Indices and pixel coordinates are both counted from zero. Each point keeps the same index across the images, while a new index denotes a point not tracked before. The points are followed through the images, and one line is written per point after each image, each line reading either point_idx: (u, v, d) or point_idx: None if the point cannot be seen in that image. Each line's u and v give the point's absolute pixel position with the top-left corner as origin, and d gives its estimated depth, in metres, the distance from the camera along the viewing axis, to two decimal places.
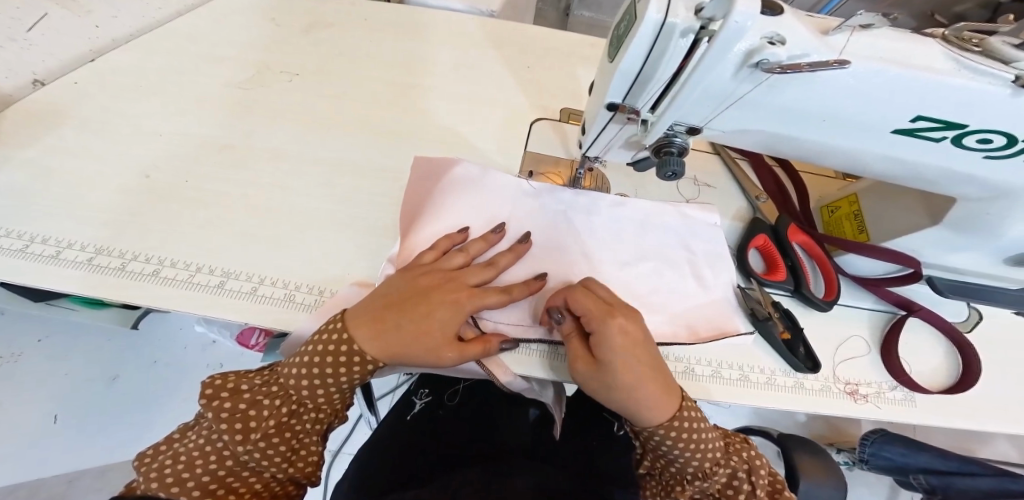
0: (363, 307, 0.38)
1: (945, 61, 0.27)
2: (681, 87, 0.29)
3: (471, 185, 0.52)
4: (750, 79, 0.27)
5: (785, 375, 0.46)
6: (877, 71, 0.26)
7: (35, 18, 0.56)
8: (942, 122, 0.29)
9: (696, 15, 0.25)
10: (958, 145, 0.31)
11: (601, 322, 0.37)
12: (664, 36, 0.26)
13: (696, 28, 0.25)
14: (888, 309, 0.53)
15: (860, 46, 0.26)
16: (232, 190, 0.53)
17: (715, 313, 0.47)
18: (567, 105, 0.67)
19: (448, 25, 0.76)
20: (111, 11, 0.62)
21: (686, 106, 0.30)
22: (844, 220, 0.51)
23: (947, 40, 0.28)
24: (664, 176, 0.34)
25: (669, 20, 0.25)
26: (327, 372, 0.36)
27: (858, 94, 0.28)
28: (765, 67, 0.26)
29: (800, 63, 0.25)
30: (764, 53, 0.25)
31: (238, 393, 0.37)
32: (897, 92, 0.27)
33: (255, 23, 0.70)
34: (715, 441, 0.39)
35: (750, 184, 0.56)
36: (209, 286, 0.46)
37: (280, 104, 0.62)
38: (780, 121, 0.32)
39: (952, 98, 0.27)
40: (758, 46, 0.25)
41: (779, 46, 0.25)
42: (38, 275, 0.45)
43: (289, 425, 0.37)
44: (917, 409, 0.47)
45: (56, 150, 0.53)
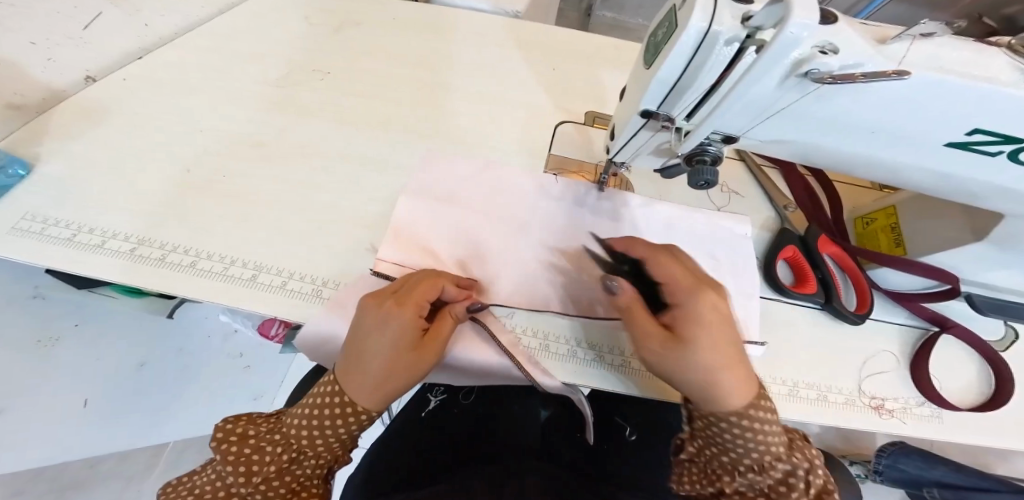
0: (351, 372, 0.35)
1: (1011, 73, 0.26)
2: (723, 96, 0.28)
3: (483, 180, 0.55)
4: (797, 89, 0.26)
5: (807, 387, 0.47)
6: (934, 82, 0.25)
7: (90, 17, 0.60)
8: (1000, 136, 0.28)
9: (743, 23, 0.24)
10: (1014, 160, 0.30)
11: (687, 296, 0.35)
12: (706, 44, 0.25)
13: (742, 37, 0.25)
14: (920, 325, 0.52)
15: (918, 56, 0.25)
16: (264, 186, 0.54)
17: (732, 326, 0.46)
18: (592, 107, 0.67)
19: (476, 26, 0.76)
20: (159, 10, 0.65)
21: (726, 114, 0.30)
22: (880, 232, 0.50)
23: (1011, 48, 0.27)
24: (696, 185, 0.34)
25: (713, 28, 0.24)
26: (326, 424, 0.36)
27: (913, 103, 0.27)
28: (814, 77, 0.24)
29: (853, 74, 0.24)
30: (814, 62, 0.24)
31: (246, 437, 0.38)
32: (952, 104, 0.26)
33: (291, 22, 0.72)
34: (778, 437, 0.34)
35: (777, 192, 0.55)
36: (241, 279, 0.47)
37: (313, 101, 0.63)
38: (823, 129, 0.31)
39: (1011, 112, 0.26)
40: (807, 56, 0.24)
41: (831, 55, 0.24)
42: (85, 263, 0.47)
43: (290, 469, 0.38)
44: (944, 425, 0.47)
45: (102, 143, 0.56)
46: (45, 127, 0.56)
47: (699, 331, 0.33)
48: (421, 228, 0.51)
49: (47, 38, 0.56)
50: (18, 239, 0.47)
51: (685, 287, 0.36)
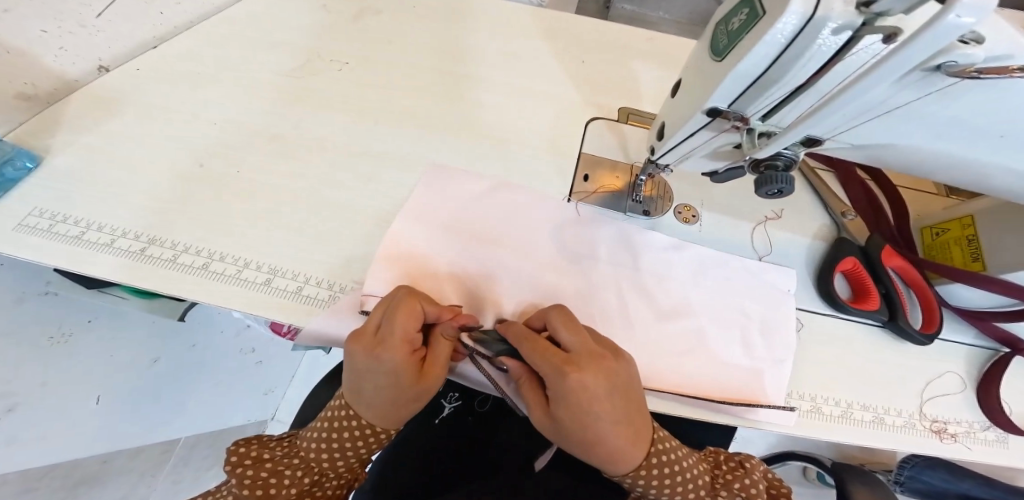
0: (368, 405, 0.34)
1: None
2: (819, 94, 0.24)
3: (517, 187, 0.52)
4: (920, 86, 0.22)
5: (863, 409, 0.43)
6: None
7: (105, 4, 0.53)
8: None
9: (861, 9, 0.20)
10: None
11: (554, 379, 0.33)
12: (808, 34, 0.21)
13: (855, 25, 0.21)
14: (989, 346, 0.47)
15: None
16: (279, 184, 0.51)
17: (774, 351, 0.44)
18: (624, 103, 0.63)
19: (500, 15, 0.72)
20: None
21: (820, 113, 0.25)
22: (952, 244, 0.45)
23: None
24: (766, 193, 0.31)
25: (821, 13, 0.20)
26: (347, 445, 0.35)
27: None
28: (951, 71, 0.20)
29: (1003, 68, 0.19)
30: (955, 54, 0.19)
31: (260, 459, 0.36)
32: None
33: (308, 10, 0.68)
34: (696, 480, 0.37)
35: (833, 198, 0.50)
36: (256, 283, 0.45)
37: (332, 93, 0.60)
38: (930, 130, 0.27)
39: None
40: (948, 46, 0.19)
41: (976, 45, 0.19)
42: (94, 262, 0.44)
43: (310, 492, 0.36)
44: (1009, 449, 0.44)
45: (114, 136, 0.53)
46: (57, 119, 0.53)
47: (566, 416, 0.33)
48: (452, 234, 0.48)
49: (59, 27, 0.49)
50: (25, 235, 0.45)
51: (557, 363, 0.33)
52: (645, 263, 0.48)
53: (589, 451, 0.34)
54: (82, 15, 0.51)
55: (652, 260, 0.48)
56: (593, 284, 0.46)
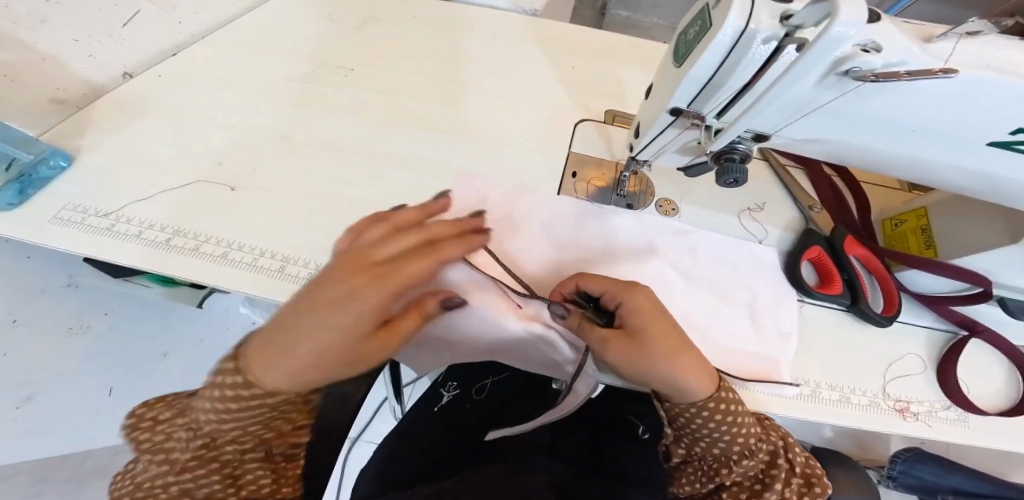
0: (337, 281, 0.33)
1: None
2: (755, 94, 0.28)
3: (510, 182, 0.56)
4: (837, 87, 0.26)
5: (830, 389, 0.47)
6: (989, 81, 0.24)
7: (129, 14, 0.61)
8: None
9: (783, 22, 0.24)
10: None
11: (627, 292, 0.37)
12: (743, 43, 0.25)
13: (781, 36, 0.25)
14: (948, 330, 0.51)
15: (963, 52, 0.24)
16: (290, 181, 0.56)
17: (746, 337, 0.47)
18: (611, 105, 0.67)
19: (497, 23, 0.77)
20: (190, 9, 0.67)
21: (755, 113, 0.30)
22: (909, 234, 0.49)
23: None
24: (725, 183, 0.35)
25: (751, 26, 0.24)
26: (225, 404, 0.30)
27: (956, 104, 0.26)
28: (855, 76, 0.24)
29: (895, 73, 0.23)
30: (856, 61, 0.23)
31: (157, 422, 0.33)
32: (994, 106, 0.25)
33: (315, 19, 0.73)
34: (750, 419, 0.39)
35: (802, 192, 0.54)
36: (270, 270, 0.49)
37: (338, 97, 0.64)
38: (860, 128, 0.31)
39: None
40: (850, 54, 0.23)
41: (875, 53, 0.23)
42: (121, 252, 0.49)
43: (212, 456, 0.33)
44: (969, 429, 0.47)
45: (137, 137, 0.58)
46: (85, 120, 0.58)
47: (646, 325, 0.36)
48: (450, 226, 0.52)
49: (89, 36, 0.57)
50: (59, 228, 0.49)
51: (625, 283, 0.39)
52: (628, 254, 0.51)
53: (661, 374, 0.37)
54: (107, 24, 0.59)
55: (633, 250, 0.52)
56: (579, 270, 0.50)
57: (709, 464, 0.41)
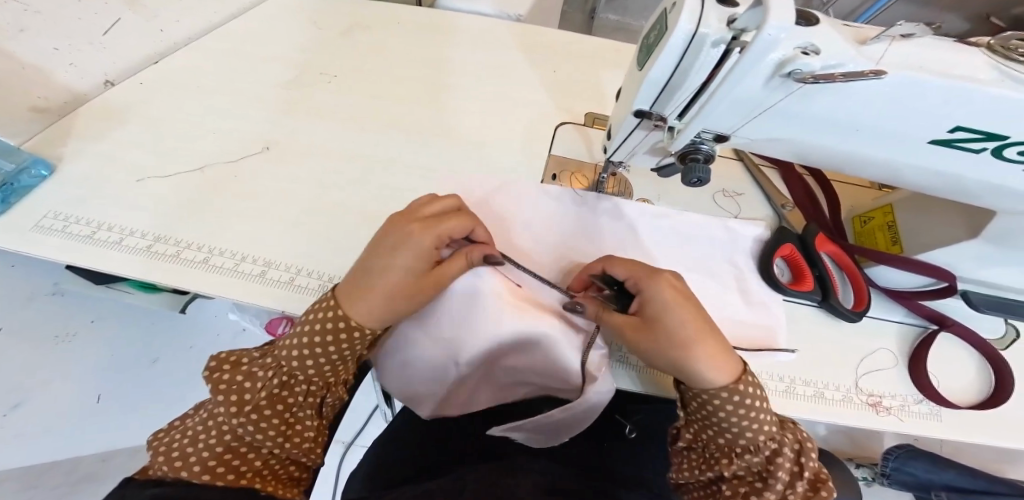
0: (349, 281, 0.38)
1: (988, 71, 0.26)
2: (709, 96, 0.30)
3: (490, 183, 0.56)
4: (783, 88, 0.27)
5: (805, 385, 0.47)
6: (916, 81, 0.26)
7: (110, 24, 0.60)
8: (981, 133, 0.28)
9: (729, 26, 0.26)
10: (998, 157, 0.30)
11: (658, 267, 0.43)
12: (695, 46, 0.27)
13: (727, 40, 0.26)
14: (919, 324, 0.52)
15: (895, 55, 0.26)
16: (273, 187, 0.56)
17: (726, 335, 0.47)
18: (592, 109, 0.68)
19: (480, 28, 0.78)
20: (175, 18, 0.68)
21: (711, 113, 0.31)
22: (877, 231, 0.50)
23: (992, 49, 0.27)
24: (689, 182, 0.36)
25: (700, 30, 0.26)
26: (327, 346, 0.36)
27: (895, 104, 0.27)
28: (796, 77, 0.26)
29: (832, 74, 0.25)
30: (797, 63, 0.25)
31: (238, 365, 0.38)
32: (932, 105, 0.27)
33: (300, 26, 0.74)
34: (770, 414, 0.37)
35: (775, 192, 0.56)
36: (251, 275, 0.49)
37: (322, 103, 0.65)
38: (815, 129, 0.32)
39: (994, 110, 0.26)
40: (790, 56, 0.25)
41: (813, 56, 0.25)
42: (103, 259, 0.49)
43: (280, 396, 0.36)
44: (943, 423, 0.47)
45: (120, 145, 0.58)
46: (68, 129, 0.58)
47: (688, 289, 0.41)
48: None
49: (71, 45, 0.56)
50: (41, 236, 0.50)
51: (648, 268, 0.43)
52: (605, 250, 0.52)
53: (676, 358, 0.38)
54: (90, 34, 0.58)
55: (613, 249, 0.52)
56: (559, 269, 0.51)
57: (711, 453, 0.40)
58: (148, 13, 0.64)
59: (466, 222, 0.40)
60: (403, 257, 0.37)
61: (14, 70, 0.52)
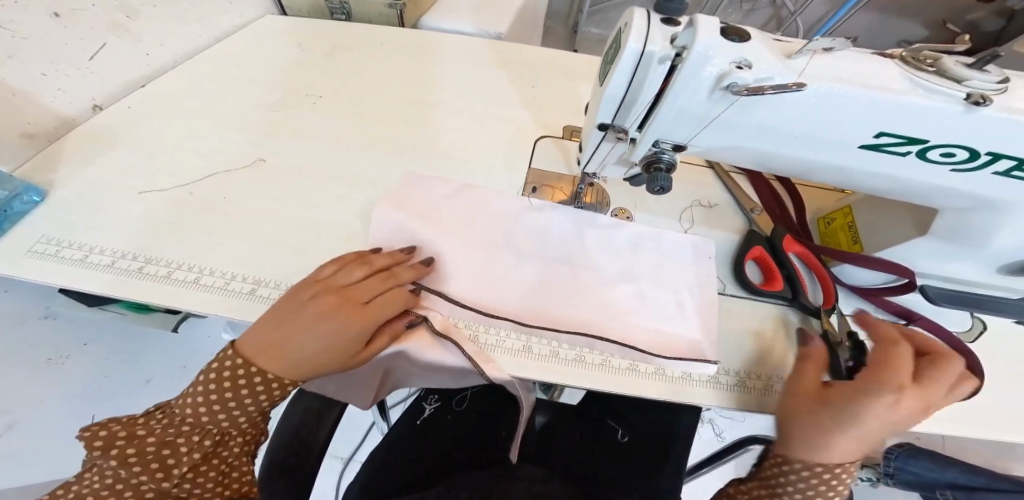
0: (255, 340, 0.39)
1: (901, 81, 0.31)
2: (661, 107, 0.34)
3: (472, 194, 0.59)
4: (722, 101, 0.32)
5: (782, 382, 0.48)
6: (835, 92, 0.30)
7: (96, 47, 0.63)
8: (904, 137, 0.32)
9: (672, 45, 0.31)
10: (924, 160, 0.34)
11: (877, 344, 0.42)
12: (644, 62, 0.31)
13: (671, 56, 0.31)
14: (887, 319, 0.53)
15: (817, 67, 0.30)
16: (261, 206, 0.58)
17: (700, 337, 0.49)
18: (569, 122, 0.71)
19: (461, 49, 0.82)
20: (158, 40, 0.72)
21: (665, 124, 0.35)
22: (840, 231, 0.52)
23: (905, 59, 0.32)
24: (654, 190, 0.37)
25: (648, 48, 0.30)
26: (244, 401, 0.38)
27: (818, 113, 0.32)
28: (734, 89, 0.30)
29: (764, 86, 0.30)
30: (733, 75, 0.30)
31: (133, 435, 0.37)
32: (858, 112, 0.31)
33: (287, 54, 0.78)
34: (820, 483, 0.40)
35: (744, 197, 0.59)
36: (240, 292, 0.50)
37: (307, 123, 0.67)
38: (761, 139, 0.35)
39: (908, 114, 0.31)
40: (727, 70, 0.30)
41: (746, 70, 0.30)
42: (93, 281, 0.50)
43: (215, 453, 0.39)
44: (920, 417, 0.47)
45: (112, 169, 0.60)
46: (60, 155, 0.60)
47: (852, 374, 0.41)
48: (413, 236, 0.54)
49: (58, 69, 0.60)
50: (34, 260, 0.51)
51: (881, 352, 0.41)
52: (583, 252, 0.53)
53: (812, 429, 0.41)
54: (76, 57, 0.61)
55: (590, 255, 0.54)
56: (537, 276, 0.52)
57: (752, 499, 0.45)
58: (132, 37, 0.68)
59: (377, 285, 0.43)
60: (329, 324, 0.39)
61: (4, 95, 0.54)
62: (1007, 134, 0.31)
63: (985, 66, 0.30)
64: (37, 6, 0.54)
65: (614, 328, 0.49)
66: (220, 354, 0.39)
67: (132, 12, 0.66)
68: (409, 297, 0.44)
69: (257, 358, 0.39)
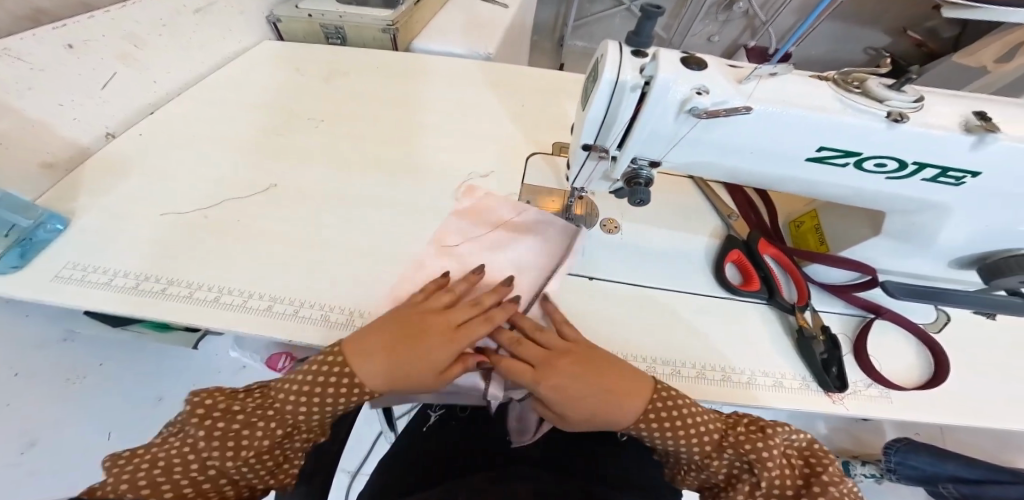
0: (360, 343, 0.43)
1: (834, 101, 0.36)
2: (636, 127, 0.39)
3: (473, 213, 0.64)
4: (687, 122, 0.38)
5: (765, 376, 0.51)
6: (778, 113, 0.36)
7: (106, 77, 0.68)
8: (840, 150, 0.38)
9: (641, 75, 0.36)
10: (860, 169, 0.40)
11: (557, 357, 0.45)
12: (619, 90, 0.36)
13: (641, 84, 0.36)
14: (858, 314, 0.58)
15: (765, 90, 0.36)
16: (273, 227, 0.62)
17: (684, 337, 0.53)
18: (558, 138, 0.76)
19: (454, 72, 0.87)
20: (164, 69, 0.77)
21: (640, 142, 0.41)
22: (809, 233, 0.58)
23: (837, 82, 0.37)
24: (634, 202, 0.43)
25: (621, 78, 0.36)
26: (252, 432, 0.39)
27: (768, 129, 0.37)
28: (695, 112, 0.36)
29: (720, 109, 0.35)
30: (694, 101, 0.35)
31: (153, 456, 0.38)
32: (801, 131, 0.37)
33: (290, 80, 0.83)
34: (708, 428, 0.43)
35: (722, 204, 0.64)
36: (259, 309, 0.54)
37: (312, 147, 0.72)
38: (725, 152, 0.41)
39: (843, 131, 0.36)
40: (689, 96, 0.35)
41: (704, 95, 0.35)
42: (117, 302, 0.53)
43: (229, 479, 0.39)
44: (894, 404, 0.51)
45: (129, 197, 0.63)
46: (77, 184, 0.64)
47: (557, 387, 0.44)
48: (422, 253, 0.59)
49: (72, 100, 0.63)
50: (62, 285, 0.54)
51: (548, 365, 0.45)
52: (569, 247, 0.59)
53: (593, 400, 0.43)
54: (89, 87, 0.65)
55: (581, 265, 0.59)
56: (535, 285, 0.56)
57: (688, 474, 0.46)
58: (139, 66, 0.72)
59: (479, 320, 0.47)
60: (427, 350, 0.43)
61: (26, 127, 0.58)
62: (925, 145, 0.36)
63: (902, 87, 0.35)
64: (53, 38, 0.58)
65: (608, 332, 0.53)
66: (318, 358, 0.42)
67: (138, 41, 0.71)
68: (490, 314, 0.48)
69: (351, 363, 0.42)
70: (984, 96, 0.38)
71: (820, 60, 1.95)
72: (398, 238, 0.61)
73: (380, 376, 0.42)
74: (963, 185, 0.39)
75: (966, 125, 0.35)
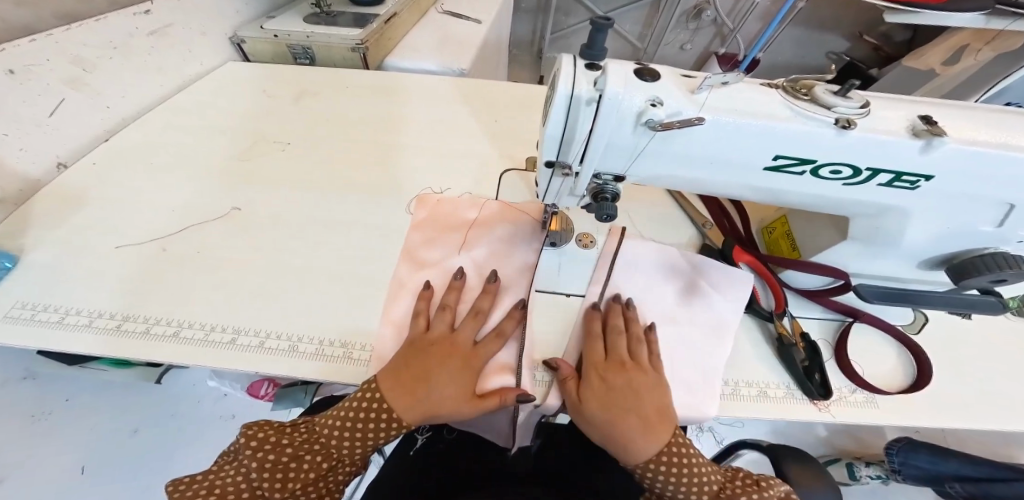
0: (392, 375, 0.44)
1: (784, 110, 0.36)
2: (597, 140, 0.38)
3: (451, 231, 0.62)
4: (644, 134, 0.37)
5: (749, 386, 0.50)
6: (729, 122, 0.36)
7: (55, 104, 0.65)
8: (796, 159, 0.38)
9: (595, 88, 0.36)
10: (817, 176, 0.40)
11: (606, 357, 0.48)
12: (574, 104, 0.36)
13: (596, 97, 0.36)
14: (836, 318, 0.58)
15: (717, 99, 0.36)
16: (237, 254, 0.60)
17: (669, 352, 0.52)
18: (532, 152, 0.75)
19: (427, 89, 0.87)
20: (119, 94, 0.75)
21: (602, 155, 0.40)
22: (780, 239, 0.58)
23: (786, 90, 0.38)
24: (602, 217, 0.42)
25: (576, 92, 0.35)
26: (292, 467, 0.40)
27: (723, 140, 0.37)
28: (651, 124, 0.36)
29: (673, 121, 0.36)
30: (648, 112, 0.36)
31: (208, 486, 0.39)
32: (758, 141, 0.37)
33: (257, 103, 0.81)
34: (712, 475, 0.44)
35: (694, 212, 0.65)
36: (222, 342, 0.51)
37: (279, 169, 0.70)
38: (686, 166, 0.41)
39: (798, 140, 0.36)
40: (644, 108, 0.36)
41: (658, 107, 0.36)
42: (65, 341, 0.50)
43: None
44: (879, 409, 0.50)
45: (84, 229, 0.61)
46: (28, 217, 0.61)
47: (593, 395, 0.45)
48: (400, 276, 0.57)
49: (17, 129, 0.61)
50: (6, 326, 0.51)
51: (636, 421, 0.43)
52: (537, 239, 0.62)
53: (606, 422, 0.43)
54: (36, 115, 0.63)
55: (555, 279, 0.58)
56: (527, 299, 0.55)
57: None
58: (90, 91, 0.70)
59: (498, 341, 0.48)
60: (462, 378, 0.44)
61: None
62: (878, 150, 0.36)
63: (847, 94, 0.36)
64: None
65: None
66: (362, 388, 0.44)
67: (89, 65, 0.69)
68: (503, 330, 0.49)
69: (392, 398, 0.43)
70: (930, 100, 0.39)
71: (791, 65, 2.00)
72: (369, 262, 0.59)
73: (428, 403, 0.43)
74: (917, 188, 0.39)
75: (914, 129, 0.36)
